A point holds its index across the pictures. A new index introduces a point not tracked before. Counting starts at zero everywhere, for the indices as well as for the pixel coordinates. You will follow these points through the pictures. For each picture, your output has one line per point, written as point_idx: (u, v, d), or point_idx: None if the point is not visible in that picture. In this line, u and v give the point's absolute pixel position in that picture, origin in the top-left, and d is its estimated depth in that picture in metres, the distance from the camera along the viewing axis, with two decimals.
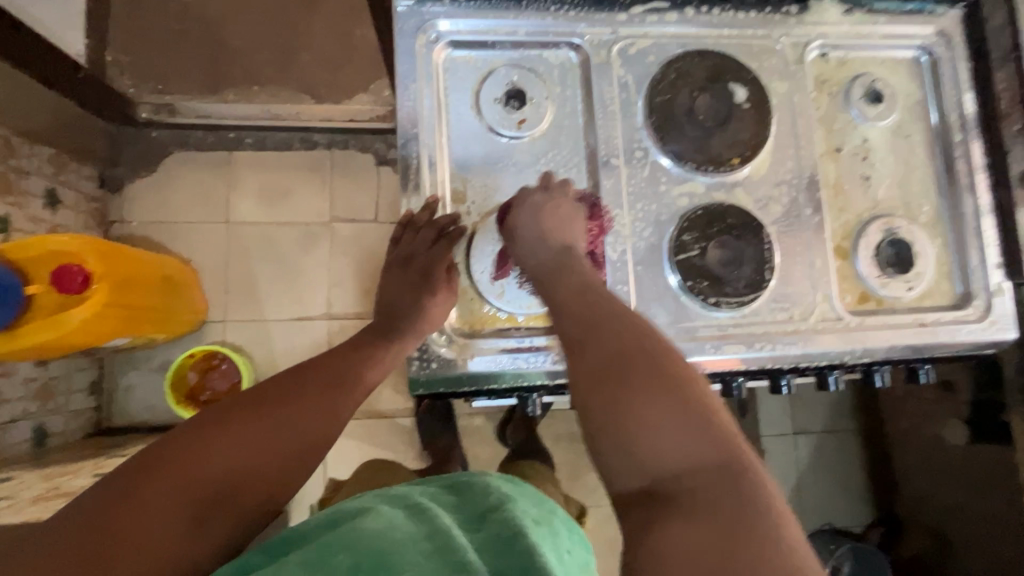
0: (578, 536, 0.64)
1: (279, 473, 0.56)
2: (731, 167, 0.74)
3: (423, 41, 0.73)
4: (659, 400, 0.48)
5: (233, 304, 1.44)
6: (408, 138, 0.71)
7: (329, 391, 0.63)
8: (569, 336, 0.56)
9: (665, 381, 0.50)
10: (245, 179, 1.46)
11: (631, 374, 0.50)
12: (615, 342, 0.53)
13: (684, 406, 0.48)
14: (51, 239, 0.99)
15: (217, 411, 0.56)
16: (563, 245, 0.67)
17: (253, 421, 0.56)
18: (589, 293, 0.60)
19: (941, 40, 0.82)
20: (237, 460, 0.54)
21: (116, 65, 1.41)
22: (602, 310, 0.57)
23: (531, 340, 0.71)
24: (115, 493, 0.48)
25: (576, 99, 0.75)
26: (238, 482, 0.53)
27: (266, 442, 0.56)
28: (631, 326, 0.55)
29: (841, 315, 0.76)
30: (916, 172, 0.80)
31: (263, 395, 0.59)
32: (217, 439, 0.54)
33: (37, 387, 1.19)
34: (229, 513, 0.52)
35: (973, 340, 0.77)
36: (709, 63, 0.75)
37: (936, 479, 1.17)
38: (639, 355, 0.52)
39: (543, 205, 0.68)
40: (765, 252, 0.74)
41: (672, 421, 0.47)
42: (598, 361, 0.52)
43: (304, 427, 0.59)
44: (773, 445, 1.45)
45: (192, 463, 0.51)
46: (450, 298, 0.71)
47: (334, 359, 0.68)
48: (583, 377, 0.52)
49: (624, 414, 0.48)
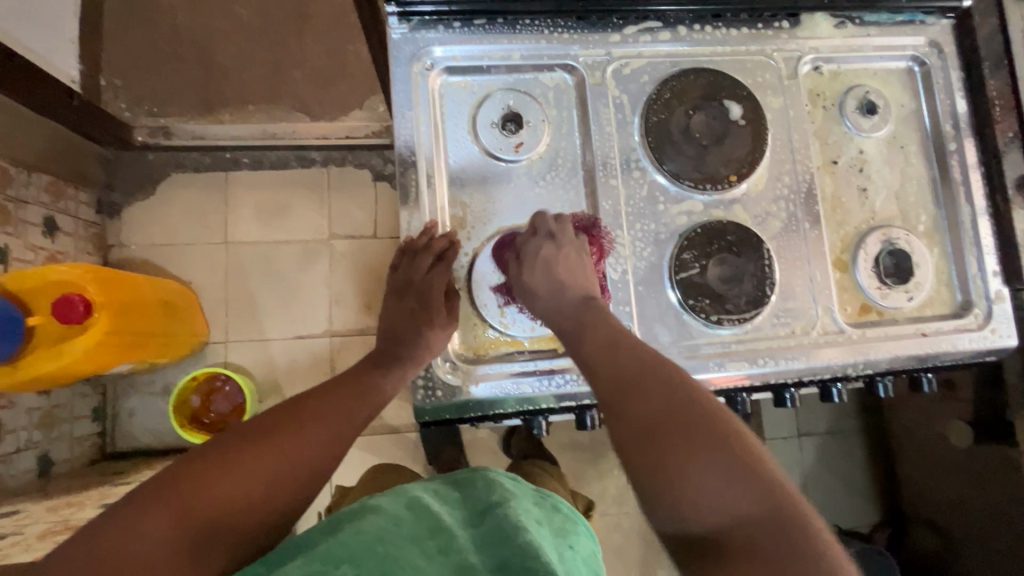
0: (584, 528, 0.65)
1: (282, 500, 0.55)
2: (728, 184, 0.75)
3: (419, 67, 0.73)
4: (704, 459, 0.48)
5: (234, 325, 1.44)
6: (406, 165, 0.71)
7: (333, 418, 0.63)
8: (608, 389, 0.56)
9: (708, 437, 0.49)
10: (243, 199, 1.46)
11: (674, 436, 0.50)
12: (655, 398, 0.53)
13: (730, 461, 0.48)
14: (51, 269, 1.00)
15: (217, 442, 0.56)
16: (583, 296, 0.67)
17: (255, 450, 0.55)
18: (621, 341, 0.59)
19: (933, 50, 0.82)
20: (240, 488, 0.52)
21: (110, 90, 1.41)
22: (638, 361, 0.56)
23: (535, 364, 0.72)
24: (111, 526, 0.46)
25: (572, 120, 0.76)
26: (240, 509, 0.52)
27: (266, 467, 0.55)
28: (662, 377, 0.54)
29: (843, 327, 0.76)
30: (912, 182, 0.81)
31: (264, 424, 0.59)
32: (217, 464, 0.53)
33: (40, 416, 1.19)
34: (231, 540, 0.51)
35: (975, 348, 0.77)
36: (703, 81, 0.76)
37: (942, 480, 1.18)
38: (681, 413, 0.51)
39: (555, 257, 0.68)
40: (766, 267, 0.74)
41: (718, 478, 0.47)
42: (640, 422, 0.52)
43: (308, 455, 0.58)
44: (778, 449, 1.46)
45: (193, 493, 0.50)
46: (448, 322, 0.71)
47: (334, 386, 0.67)
48: (626, 439, 0.52)
49: (671, 478, 0.48)
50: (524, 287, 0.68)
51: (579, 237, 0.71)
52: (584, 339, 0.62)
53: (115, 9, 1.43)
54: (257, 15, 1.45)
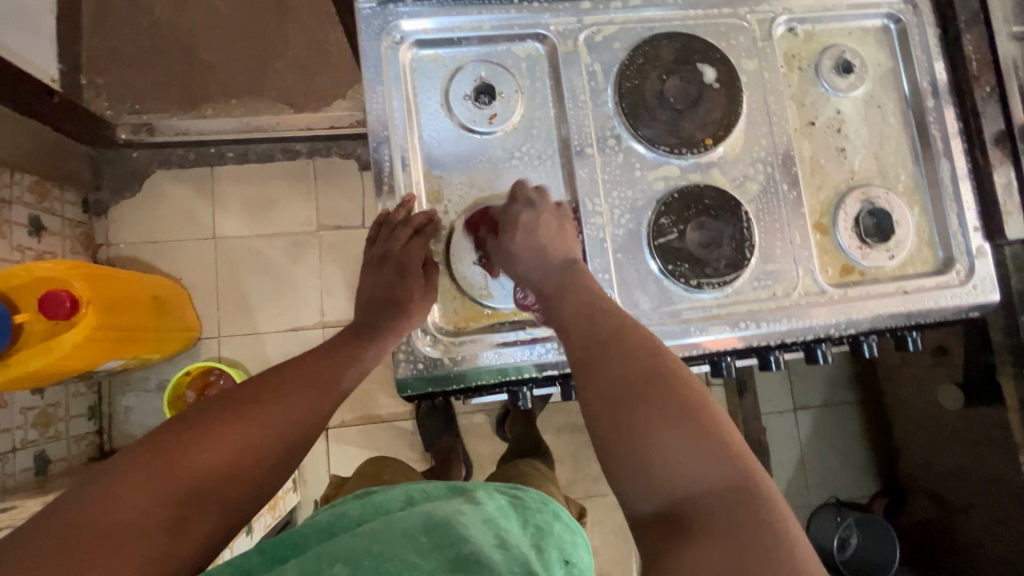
0: (583, 538, 0.61)
1: (263, 469, 0.55)
2: (704, 147, 0.74)
3: (388, 42, 0.73)
4: (669, 427, 0.49)
5: (227, 319, 1.44)
6: (379, 141, 0.71)
7: (312, 385, 0.62)
8: (580, 353, 0.56)
9: (677, 403, 0.50)
10: (229, 194, 1.46)
11: (649, 397, 0.50)
12: (627, 364, 0.53)
13: (692, 429, 0.49)
14: (35, 266, 1.00)
15: (199, 410, 0.55)
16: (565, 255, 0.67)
17: (234, 419, 0.55)
18: (597, 309, 0.60)
19: (908, 7, 0.82)
20: (217, 460, 0.52)
21: (91, 88, 1.41)
22: (612, 329, 0.57)
23: (516, 334, 0.72)
24: (91, 494, 0.46)
25: (545, 90, 0.75)
26: (219, 480, 0.52)
27: (248, 440, 0.55)
28: (640, 348, 0.54)
29: (824, 288, 0.76)
30: (891, 142, 0.80)
31: (243, 394, 0.58)
32: (199, 434, 0.53)
33: (35, 416, 1.20)
34: (212, 509, 0.51)
35: (957, 305, 0.77)
36: (675, 46, 0.75)
37: (936, 444, 1.18)
38: (651, 378, 0.52)
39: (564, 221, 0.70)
40: (744, 230, 0.74)
41: (682, 447, 0.48)
42: (611, 384, 0.52)
43: (289, 424, 0.58)
44: (774, 423, 1.47)
45: (173, 461, 0.50)
46: (427, 294, 0.70)
47: (314, 355, 0.67)
48: (600, 402, 0.52)
49: (638, 441, 0.49)
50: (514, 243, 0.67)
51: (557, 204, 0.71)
52: (558, 310, 0.62)
53: (91, 7, 1.42)
54: (236, 7, 1.44)
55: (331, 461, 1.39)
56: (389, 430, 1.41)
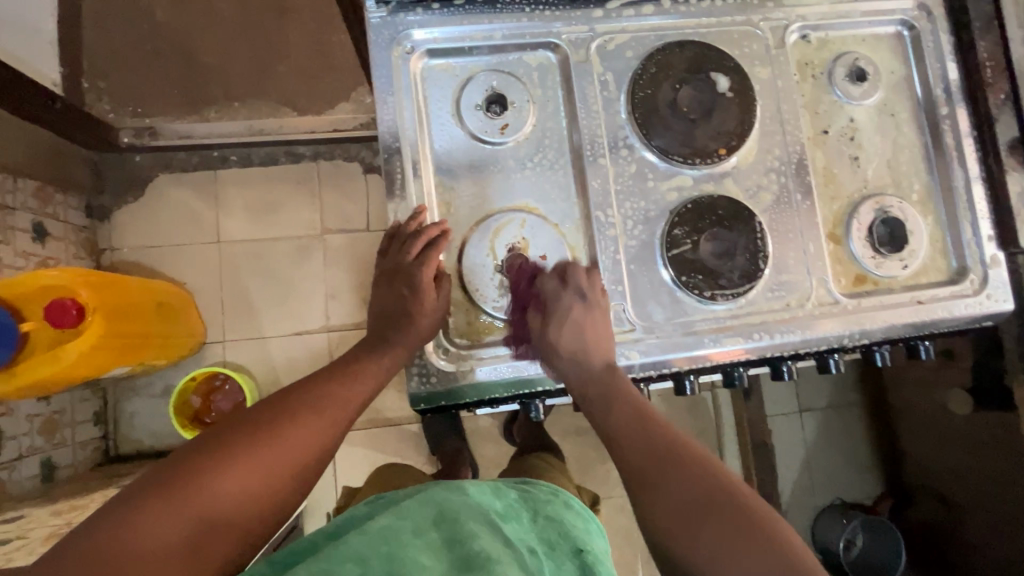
0: (594, 527, 0.63)
1: (280, 489, 0.55)
2: (718, 157, 0.73)
3: (399, 52, 0.72)
4: (733, 543, 0.48)
5: (232, 323, 1.44)
6: (390, 151, 0.70)
7: (325, 406, 0.61)
8: (634, 469, 0.57)
9: (742, 519, 0.50)
10: (233, 197, 1.46)
11: (707, 512, 0.51)
12: (688, 478, 0.54)
13: (759, 545, 0.48)
14: (40, 275, 1.00)
15: (214, 436, 0.55)
16: (605, 360, 0.67)
17: (249, 443, 0.55)
18: (649, 421, 0.60)
19: (922, 13, 0.81)
20: (233, 484, 0.52)
21: (93, 92, 1.40)
22: (669, 441, 0.58)
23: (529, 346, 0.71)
24: (107, 524, 0.46)
25: (557, 100, 0.74)
26: (237, 504, 0.52)
27: (263, 463, 0.54)
28: (695, 463, 0.55)
29: (838, 298, 0.75)
30: (905, 151, 0.80)
31: (257, 416, 0.58)
32: (214, 461, 0.52)
33: (41, 423, 1.20)
34: (231, 531, 0.51)
35: (971, 314, 0.76)
36: (688, 54, 0.74)
37: (944, 449, 1.18)
38: (714, 495, 0.52)
39: (586, 319, 0.68)
40: (757, 241, 0.73)
41: (746, 556, 0.48)
42: (668, 497, 0.53)
43: (303, 444, 0.57)
44: (779, 425, 1.47)
45: (192, 490, 0.50)
46: (439, 307, 0.69)
47: (326, 372, 0.66)
48: (658, 516, 0.52)
49: (705, 559, 0.49)
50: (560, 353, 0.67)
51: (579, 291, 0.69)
52: (609, 418, 0.62)
53: (92, 9, 1.41)
54: (238, 9, 1.43)
55: (339, 465, 1.40)
56: (396, 434, 1.41)
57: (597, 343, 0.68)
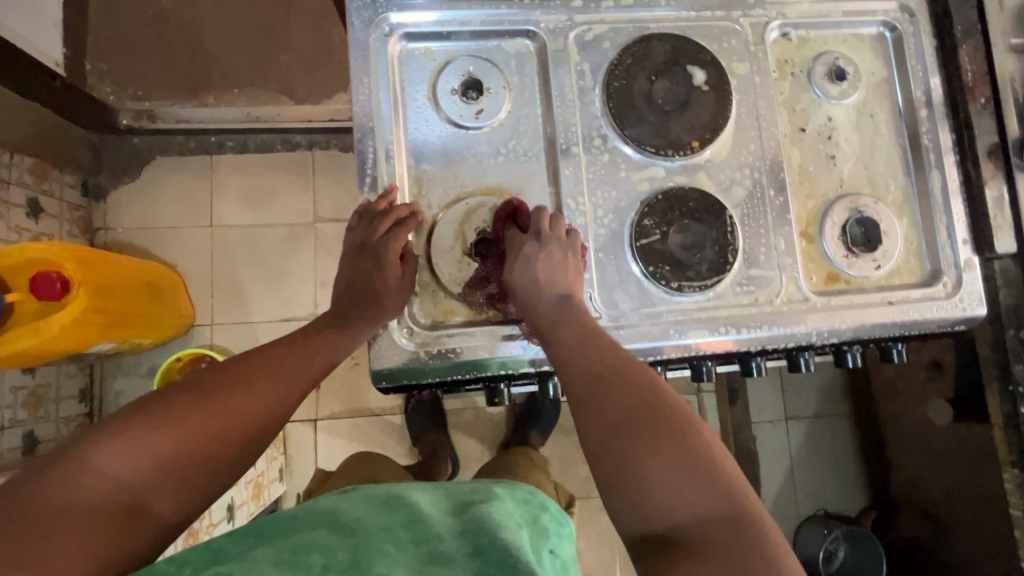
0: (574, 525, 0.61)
1: (226, 455, 0.55)
2: (691, 150, 0.74)
3: (377, 34, 0.72)
4: (667, 452, 0.50)
5: (221, 307, 1.45)
6: (364, 133, 0.71)
7: (281, 376, 0.61)
8: (574, 389, 0.56)
9: (677, 434, 0.51)
10: (227, 182, 1.47)
11: (649, 431, 0.51)
12: (631, 392, 0.54)
13: (695, 467, 0.49)
14: (28, 247, 1.01)
15: (165, 395, 0.55)
16: (563, 293, 0.65)
17: (195, 408, 0.55)
18: (592, 339, 0.59)
19: (905, 15, 0.81)
20: (174, 448, 0.52)
21: (95, 73, 1.42)
22: (611, 361, 0.57)
23: (491, 329, 0.71)
24: (45, 475, 0.47)
25: (534, 88, 0.75)
26: (179, 466, 0.52)
27: (211, 429, 0.55)
28: (637, 384, 0.55)
29: (807, 295, 0.75)
30: (883, 152, 0.79)
31: (209, 383, 0.58)
32: (159, 421, 0.52)
33: (25, 396, 1.21)
34: (172, 492, 0.52)
35: (943, 318, 0.75)
36: (666, 47, 0.75)
37: (929, 461, 1.17)
38: (652, 412, 0.52)
39: (534, 256, 0.67)
40: (728, 234, 0.73)
41: (680, 473, 0.49)
42: (608, 419, 0.52)
43: (253, 412, 0.58)
44: (763, 431, 1.46)
45: (133, 449, 0.50)
46: (404, 287, 0.69)
47: (287, 341, 0.66)
48: (596, 428, 0.53)
49: (638, 472, 0.49)
50: (520, 291, 0.66)
51: (531, 233, 0.69)
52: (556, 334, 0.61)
53: None
54: None
55: (319, 451, 1.40)
56: (379, 424, 1.42)
57: (561, 276, 0.66)
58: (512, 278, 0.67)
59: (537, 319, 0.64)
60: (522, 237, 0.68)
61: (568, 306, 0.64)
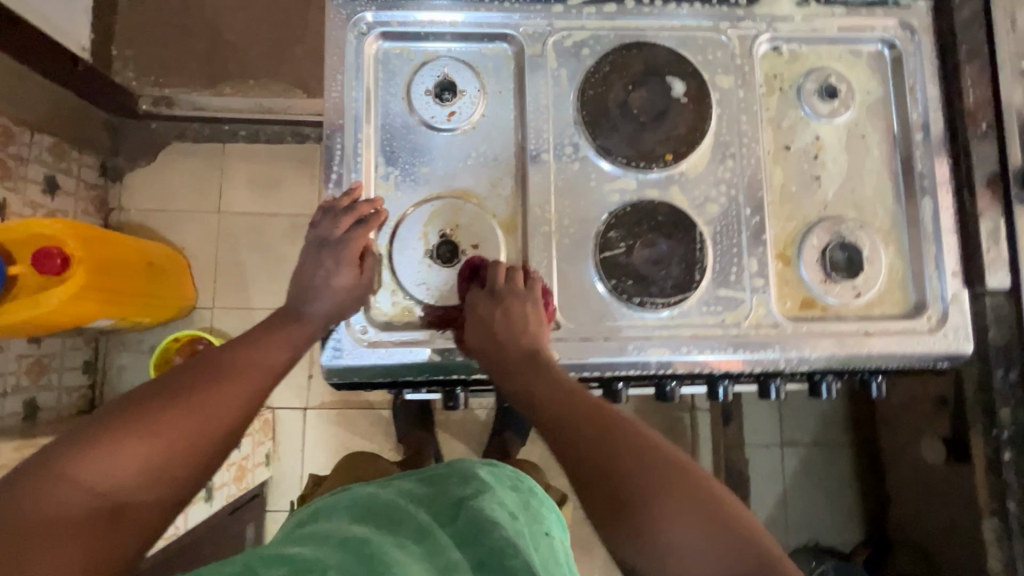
0: (555, 510, 0.65)
1: (207, 449, 0.54)
2: (665, 162, 0.72)
3: (354, 33, 0.73)
4: (679, 514, 0.48)
5: (222, 291, 1.49)
6: (333, 129, 0.71)
7: (248, 372, 0.60)
8: (572, 463, 0.53)
9: (685, 491, 0.50)
10: (237, 170, 1.51)
11: (660, 498, 0.49)
12: (626, 458, 0.52)
13: (713, 522, 0.48)
14: (33, 223, 1.05)
15: (134, 398, 0.53)
16: (526, 350, 0.64)
17: (166, 406, 0.53)
18: (580, 399, 0.58)
19: (906, 33, 0.77)
20: (152, 449, 0.50)
21: (120, 59, 1.43)
22: (602, 421, 0.55)
23: (440, 333, 0.71)
24: (19, 491, 0.45)
25: (510, 92, 0.74)
26: (160, 464, 0.51)
27: (188, 426, 0.53)
28: (633, 446, 0.53)
29: (778, 320, 0.72)
30: (871, 176, 0.76)
31: (174, 382, 0.56)
32: (133, 424, 0.51)
33: (29, 364, 1.26)
34: (157, 494, 0.50)
35: (923, 352, 0.71)
36: (647, 56, 0.73)
37: (929, 500, 1.11)
38: (659, 476, 0.51)
39: (495, 304, 0.67)
40: (695, 252, 0.71)
41: (699, 532, 0.48)
42: (615, 498, 0.50)
43: (228, 405, 0.57)
44: (758, 455, 1.42)
45: (108, 454, 0.48)
46: (360, 285, 0.69)
47: (252, 337, 0.65)
48: (606, 509, 0.50)
49: (660, 545, 0.48)
50: (481, 351, 0.66)
51: (483, 287, 0.69)
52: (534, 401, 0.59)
53: None
54: None
55: (307, 439, 1.42)
56: (366, 417, 1.43)
57: (527, 331, 0.65)
58: (471, 336, 0.67)
59: (503, 384, 0.63)
60: (478, 292, 0.69)
61: (535, 360, 0.63)
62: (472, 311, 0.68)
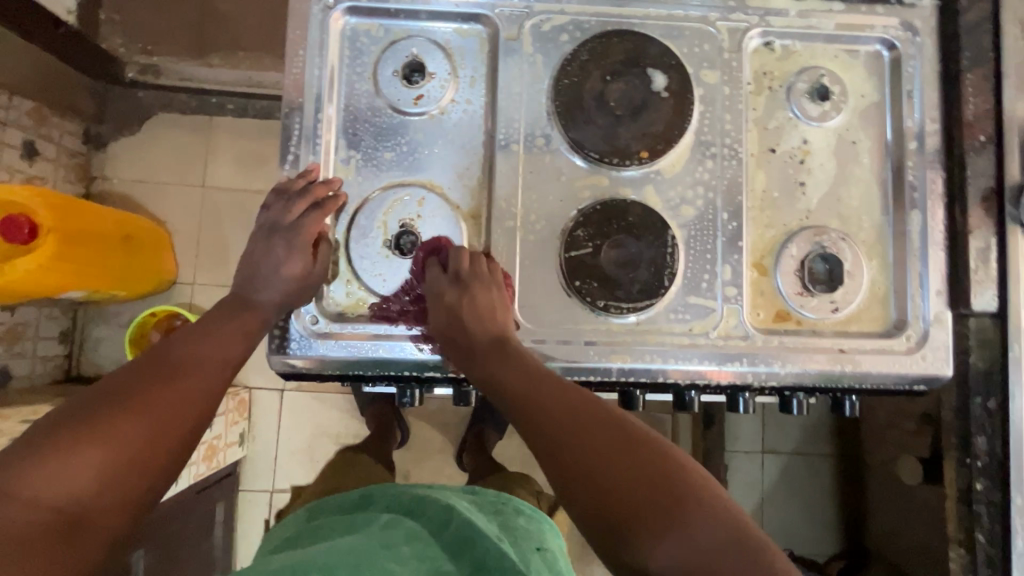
0: (550, 527, 0.65)
1: (169, 454, 0.48)
2: (639, 160, 0.68)
3: (320, 7, 0.69)
4: (641, 481, 0.45)
5: (203, 266, 1.46)
6: (292, 108, 0.68)
7: (205, 368, 0.54)
8: (535, 431, 0.50)
9: (647, 460, 0.46)
10: (222, 145, 1.47)
11: (621, 463, 0.46)
12: (587, 426, 0.49)
13: (675, 490, 0.45)
14: (2, 189, 1.03)
15: (79, 406, 0.46)
16: (492, 336, 0.60)
17: (116, 411, 0.46)
18: (541, 374, 0.54)
19: (907, 34, 0.73)
20: (104, 458, 0.44)
21: (108, 23, 1.29)
22: (565, 394, 0.52)
23: (391, 327, 0.68)
24: None
25: (481, 77, 0.70)
26: (117, 473, 0.44)
27: (144, 430, 0.46)
28: (595, 416, 0.49)
29: (748, 332, 0.69)
30: (858, 185, 0.72)
31: (121, 383, 0.49)
32: (78, 433, 0.44)
33: (2, 332, 1.23)
34: (115, 507, 0.44)
35: (897, 374, 0.68)
36: (627, 46, 0.69)
37: (903, 519, 1.08)
38: (620, 443, 0.47)
39: (459, 303, 0.62)
40: (667, 256, 0.68)
41: (659, 498, 0.44)
42: (574, 463, 0.47)
43: (188, 404, 0.50)
44: (737, 462, 1.38)
45: (52, 469, 0.42)
46: (312, 272, 0.66)
47: (205, 328, 0.58)
48: (566, 474, 0.47)
49: (620, 516, 0.44)
50: (447, 341, 0.62)
51: (446, 273, 0.65)
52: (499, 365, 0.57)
53: None
54: None
55: (282, 424, 1.32)
56: None
57: (495, 317, 0.62)
58: (437, 328, 0.63)
59: (469, 369, 0.59)
60: (439, 278, 0.65)
61: (501, 345, 0.59)
62: (433, 300, 0.64)
